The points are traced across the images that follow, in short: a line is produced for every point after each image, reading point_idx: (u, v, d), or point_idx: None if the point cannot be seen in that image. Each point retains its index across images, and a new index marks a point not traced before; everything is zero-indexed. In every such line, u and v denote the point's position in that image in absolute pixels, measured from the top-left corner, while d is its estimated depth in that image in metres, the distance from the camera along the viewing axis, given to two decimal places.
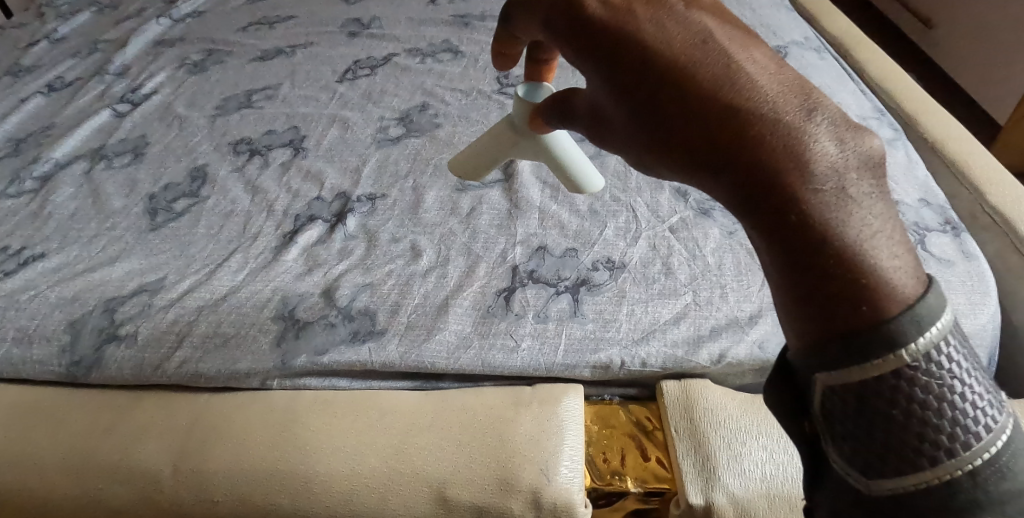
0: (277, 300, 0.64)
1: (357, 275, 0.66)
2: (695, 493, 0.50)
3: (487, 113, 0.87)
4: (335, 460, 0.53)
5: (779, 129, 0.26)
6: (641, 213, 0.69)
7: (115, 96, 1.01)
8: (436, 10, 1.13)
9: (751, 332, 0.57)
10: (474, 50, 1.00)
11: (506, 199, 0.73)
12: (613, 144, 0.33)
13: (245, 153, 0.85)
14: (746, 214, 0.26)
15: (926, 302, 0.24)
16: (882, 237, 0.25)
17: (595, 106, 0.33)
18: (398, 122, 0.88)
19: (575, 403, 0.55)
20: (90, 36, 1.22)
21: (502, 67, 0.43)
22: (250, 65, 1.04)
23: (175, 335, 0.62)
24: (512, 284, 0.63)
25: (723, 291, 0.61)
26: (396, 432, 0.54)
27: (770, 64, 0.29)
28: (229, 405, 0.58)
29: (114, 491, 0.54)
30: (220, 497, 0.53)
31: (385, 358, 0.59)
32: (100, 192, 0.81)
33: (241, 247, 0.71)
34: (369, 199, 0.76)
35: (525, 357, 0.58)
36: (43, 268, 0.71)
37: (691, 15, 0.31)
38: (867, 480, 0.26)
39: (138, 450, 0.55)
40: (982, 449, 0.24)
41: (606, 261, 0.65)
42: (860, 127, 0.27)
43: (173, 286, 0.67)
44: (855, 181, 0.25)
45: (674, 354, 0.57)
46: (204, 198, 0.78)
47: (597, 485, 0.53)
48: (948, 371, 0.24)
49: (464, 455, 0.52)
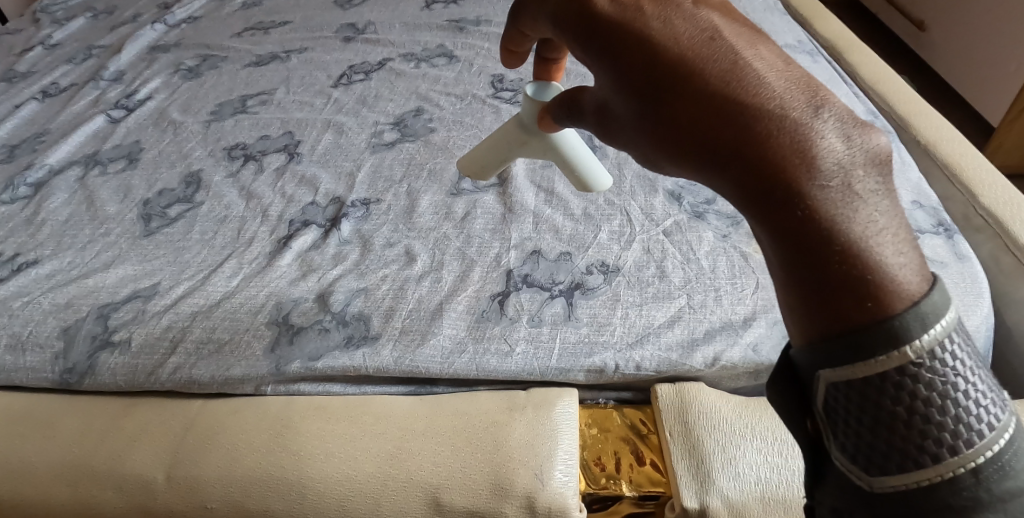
0: (272, 305, 0.64)
1: (352, 280, 0.66)
2: (690, 495, 0.50)
3: (482, 117, 0.87)
4: (331, 465, 0.53)
5: (786, 126, 0.26)
6: (635, 216, 0.70)
7: (109, 102, 1.00)
8: (431, 14, 1.13)
9: (745, 335, 0.58)
10: (469, 55, 1.00)
11: (501, 203, 0.73)
12: (621, 141, 0.33)
13: (239, 158, 0.85)
14: (752, 210, 0.27)
15: (931, 299, 0.24)
16: (887, 235, 0.25)
17: (601, 101, 0.34)
18: (393, 127, 0.88)
19: (570, 407, 0.56)
20: (84, 41, 1.21)
21: (511, 66, 0.44)
22: (245, 70, 1.04)
23: (169, 341, 0.62)
24: (507, 288, 0.64)
25: (717, 294, 0.61)
26: (391, 438, 0.54)
27: (778, 61, 0.29)
28: (226, 410, 0.58)
29: (107, 498, 0.54)
30: (213, 504, 0.53)
31: (380, 363, 0.59)
32: (94, 198, 0.80)
33: (236, 252, 0.71)
34: (363, 204, 0.76)
35: (519, 362, 0.58)
36: (37, 274, 0.71)
37: (699, 13, 0.32)
38: (869, 478, 0.26)
39: (130, 458, 0.55)
40: (985, 448, 0.25)
41: (600, 265, 0.65)
42: (867, 125, 0.28)
43: (167, 292, 0.66)
44: (861, 177, 0.26)
45: (668, 357, 0.57)
46: (199, 204, 0.78)
47: (592, 490, 0.54)
48: (951, 369, 0.25)
49: (459, 460, 0.52)
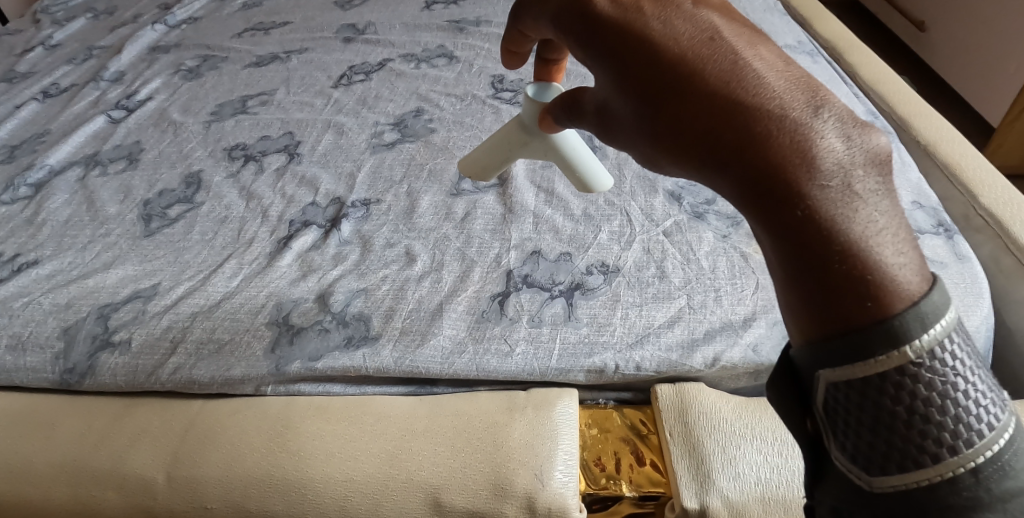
0: (272, 306, 0.64)
1: (352, 280, 0.66)
2: (690, 496, 0.50)
3: (482, 118, 0.87)
4: (331, 466, 0.53)
5: (786, 125, 0.26)
6: (635, 217, 0.70)
7: (110, 103, 1.00)
8: (431, 14, 1.13)
9: (745, 335, 0.58)
10: (469, 55, 1.00)
11: (501, 203, 0.73)
12: (622, 141, 0.33)
13: (239, 159, 0.85)
14: (751, 210, 0.27)
15: (931, 299, 0.24)
16: (887, 234, 0.25)
17: (602, 102, 0.34)
18: (393, 127, 0.88)
19: (570, 408, 0.56)
20: (84, 42, 1.21)
21: (511, 67, 0.44)
22: (245, 71, 1.04)
23: (169, 342, 0.62)
24: (507, 289, 0.64)
25: (717, 294, 0.61)
26: (390, 438, 0.54)
27: (777, 62, 0.29)
28: (226, 411, 0.58)
29: (107, 498, 0.54)
30: (214, 504, 0.53)
31: (379, 364, 0.59)
32: (95, 198, 0.80)
33: (236, 253, 0.71)
34: (363, 205, 0.76)
35: (519, 362, 0.58)
36: (37, 274, 0.71)
37: (699, 13, 0.32)
38: (869, 477, 0.26)
39: (130, 458, 0.55)
40: (985, 447, 0.25)
41: (600, 265, 0.65)
42: (866, 125, 0.28)
43: (167, 293, 0.66)
44: (861, 177, 0.26)
45: (668, 358, 0.57)
46: (199, 204, 0.78)
47: (592, 490, 0.54)
48: (952, 369, 0.25)
49: (458, 461, 0.52)
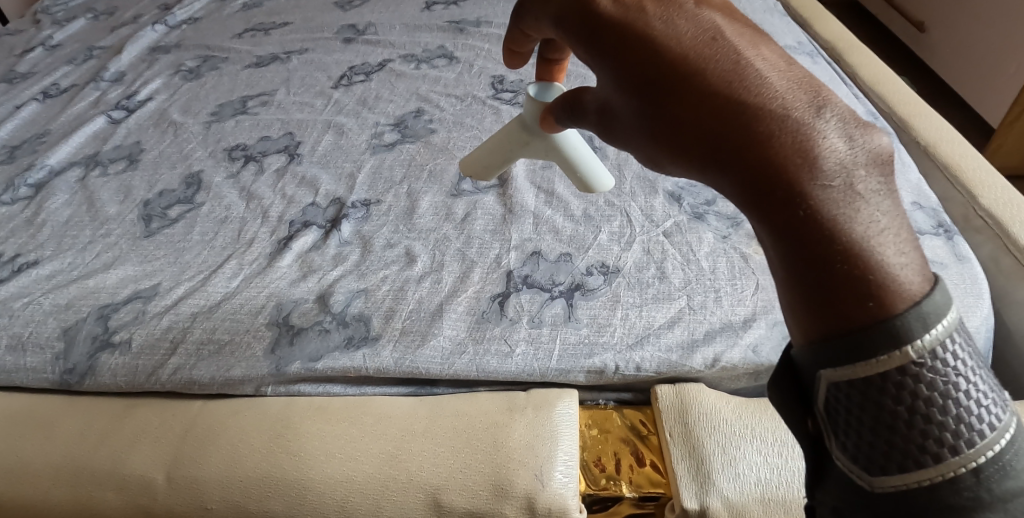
0: (272, 306, 0.64)
1: (352, 280, 0.66)
2: (690, 496, 0.50)
3: (482, 119, 0.87)
4: (331, 466, 0.53)
5: (788, 125, 0.26)
6: (635, 217, 0.70)
7: (110, 103, 1.00)
8: (431, 15, 1.13)
9: (745, 335, 0.58)
10: (469, 56, 1.00)
11: (501, 204, 0.73)
12: (624, 141, 0.33)
13: (240, 159, 0.85)
14: (753, 210, 0.27)
15: (932, 299, 0.24)
16: (889, 234, 0.25)
17: (604, 102, 0.34)
18: (393, 128, 0.88)
19: (570, 409, 0.56)
20: (84, 42, 1.21)
21: (512, 66, 0.44)
22: (245, 71, 1.04)
23: (169, 342, 0.62)
24: (507, 289, 0.64)
25: (717, 295, 0.61)
26: (390, 439, 0.54)
27: (779, 62, 0.29)
28: (226, 411, 0.58)
29: (107, 499, 0.54)
30: (214, 505, 0.53)
31: (379, 364, 0.59)
32: (95, 199, 0.80)
33: (236, 254, 0.71)
34: (363, 205, 0.76)
35: (519, 363, 0.58)
36: (37, 275, 0.71)
37: (701, 13, 0.32)
38: (870, 478, 0.26)
39: (130, 459, 0.55)
40: (987, 448, 0.25)
41: (600, 265, 0.65)
42: (868, 125, 0.28)
43: (167, 293, 0.66)
44: (863, 177, 0.26)
45: (668, 358, 0.57)
46: (199, 205, 0.78)
47: (592, 491, 0.54)
48: (953, 369, 0.25)
49: (458, 462, 0.52)
